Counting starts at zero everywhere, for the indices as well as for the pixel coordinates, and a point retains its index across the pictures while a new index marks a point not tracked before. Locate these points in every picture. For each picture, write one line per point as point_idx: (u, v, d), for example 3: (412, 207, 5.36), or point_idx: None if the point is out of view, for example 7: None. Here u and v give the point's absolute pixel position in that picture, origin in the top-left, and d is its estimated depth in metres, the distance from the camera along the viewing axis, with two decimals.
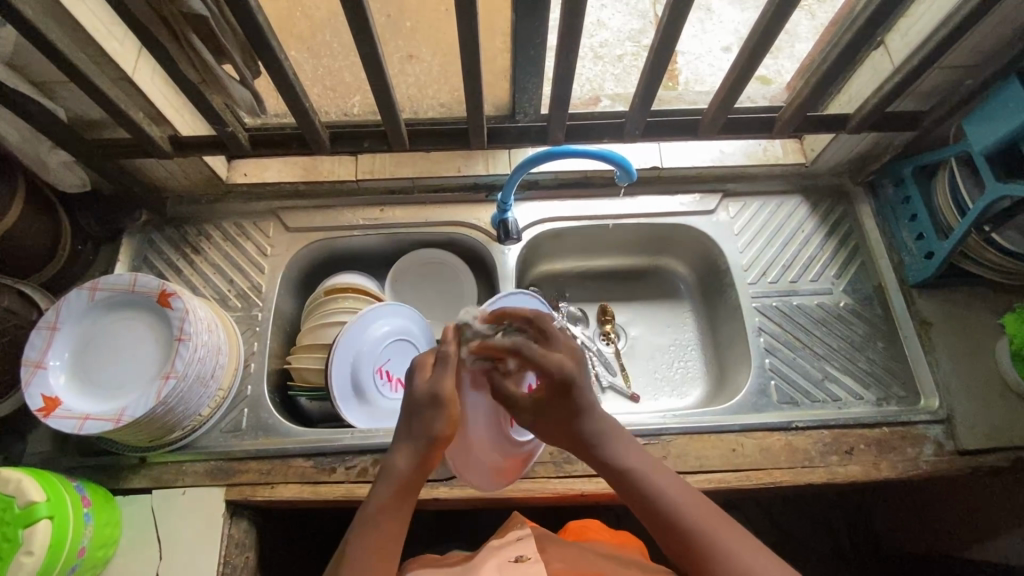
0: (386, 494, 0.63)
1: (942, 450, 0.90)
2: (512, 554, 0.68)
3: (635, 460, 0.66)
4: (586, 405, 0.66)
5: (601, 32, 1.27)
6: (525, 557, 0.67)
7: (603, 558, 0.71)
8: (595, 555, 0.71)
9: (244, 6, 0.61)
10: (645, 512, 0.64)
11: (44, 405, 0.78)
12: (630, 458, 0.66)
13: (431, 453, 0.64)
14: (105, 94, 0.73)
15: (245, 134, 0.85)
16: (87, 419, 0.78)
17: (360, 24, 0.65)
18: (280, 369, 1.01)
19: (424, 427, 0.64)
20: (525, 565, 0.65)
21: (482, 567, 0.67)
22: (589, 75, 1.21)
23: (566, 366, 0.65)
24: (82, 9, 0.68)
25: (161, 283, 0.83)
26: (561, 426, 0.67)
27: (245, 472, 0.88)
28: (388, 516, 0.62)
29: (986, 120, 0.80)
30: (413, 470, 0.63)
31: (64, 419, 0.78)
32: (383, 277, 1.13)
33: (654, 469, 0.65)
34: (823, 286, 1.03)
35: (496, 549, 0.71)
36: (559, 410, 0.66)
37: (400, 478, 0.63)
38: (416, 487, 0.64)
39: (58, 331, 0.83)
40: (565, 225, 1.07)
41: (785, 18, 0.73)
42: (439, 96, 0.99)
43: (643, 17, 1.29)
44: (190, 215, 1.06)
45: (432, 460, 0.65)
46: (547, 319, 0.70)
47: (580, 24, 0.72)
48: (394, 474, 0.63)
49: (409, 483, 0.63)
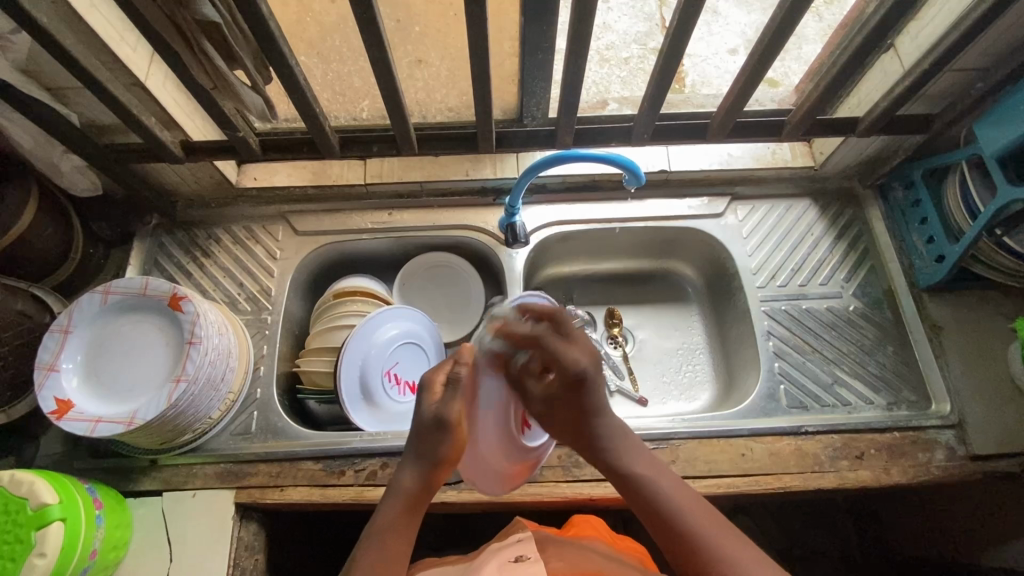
0: (398, 510, 0.67)
1: (954, 455, 0.90)
2: (514, 554, 0.68)
3: (635, 461, 0.71)
4: (597, 407, 0.75)
5: (607, 35, 1.27)
6: (526, 556, 0.67)
7: (603, 558, 0.72)
8: (599, 556, 0.72)
9: (258, 12, 0.61)
10: (638, 505, 0.68)
11: (57, 408, 0.79)
12: (633, 457, 0.71)
13: (437, 474, 0.69)
14: (118, 100, 0.74)
15: (255, 138, 0.85)
16: (99, 422, 0.78)
17: (372, 32, 0.65)
18: (289, 372, 1.01)
19: (430, 448, 0.69)
20: (526, 562, 0.66)
21: (483, 566, 0.67)
22: (596, 79, 1.21)
23: (581, 363, 0.75)
24: (96, 15, 0.69)
25: (173, 287, 0.84)
26: (564, 411, 0.76)
27: (254, 475, 0.88)
28: (399, 527, 0.65)
29: (997, 124, 0.80)
30: (420, 488, 0.68)
31: (75, 422, 0.78)
32: (390, 280, 1.14)
33: (653, 466, 0.70)
34: (832, 290, 1.03)
35: (498, 548, 0.72)
36: (569, 402, 0.75)
37: (413, 495, 0.68)
38: (426, 501, 0.69)
39: (71, 334, 0.84)
40: (573, 228, 1.08)
41: (796, 21, 0.72)
42: (447, 99, 0.98)
43: (648, 20, 1.29)
44: (200, 219, 1.06)
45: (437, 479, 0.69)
46: (563, 320, 0.78)
47: (589, 29, 0.72)
48: (403, 492, 0.68)
49: (416, 499, 0.68)
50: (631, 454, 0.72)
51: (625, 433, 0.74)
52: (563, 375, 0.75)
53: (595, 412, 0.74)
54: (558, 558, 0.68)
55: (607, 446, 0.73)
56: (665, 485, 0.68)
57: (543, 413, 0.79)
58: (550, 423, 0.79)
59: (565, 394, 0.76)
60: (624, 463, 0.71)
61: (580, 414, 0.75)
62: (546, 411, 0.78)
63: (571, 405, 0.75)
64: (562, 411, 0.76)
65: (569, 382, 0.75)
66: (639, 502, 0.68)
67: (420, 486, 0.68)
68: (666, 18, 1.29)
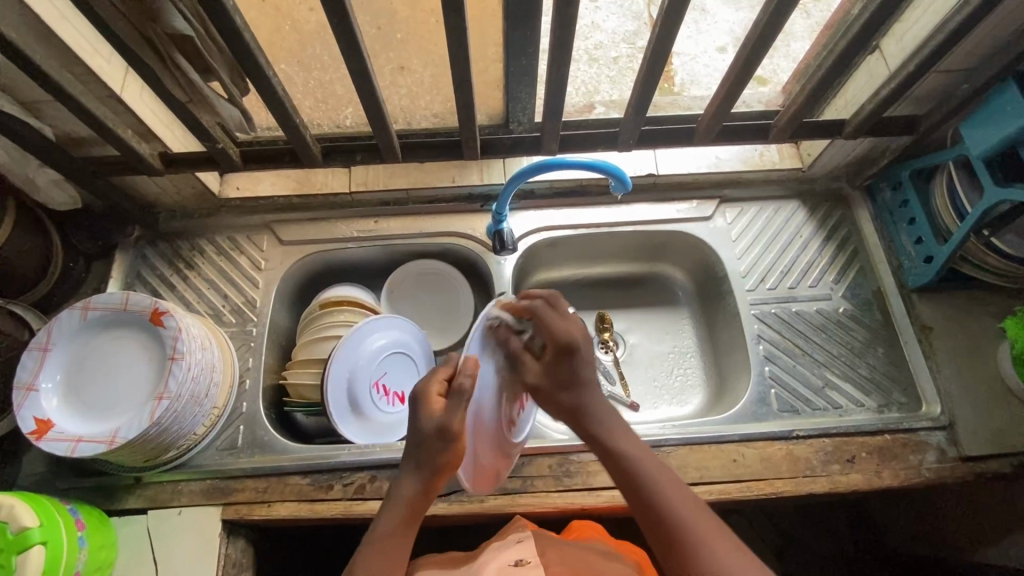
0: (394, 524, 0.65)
1: (945, 457, 0.90)
2: (514, 556, 0.69)
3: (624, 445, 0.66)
4: (585, 379, 0.69)
5: (596, 34, 1.26)
6: (526, 560, 0.68)
7: (602, 556, 0.73)
8: (597, 555, 0.73)
9: (232, 24, 0.59)
10: (628, 486, 0.64)
11: (36, 429, 0.77)
12: (618, 439, 0.67)
13: (436, 483, 0.66)
14: (92, 113, 0.72)
15: (236, 150, 0.84)
16: (80, 442, 0.77)
17: (349, 42, 0.64)
18: (275, 384, 1.00)
19: (428, 457, 0.65)
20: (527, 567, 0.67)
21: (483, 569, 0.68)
22: (585, 78, 1.20)
23: (574, 334, 0.70)
24: (68, 27, 0.67)
25: (153, 301, 0.83)
26: (563, 377, 0.69)
27: (241, 491, 0.87)
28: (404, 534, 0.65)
29: (984, 125, 0.79)
30: (419, 498, 0.66)
31: (55, 442, 0.77)
32: (378, 288, 1.13)
33: (639, 452, 0.66)
34: (821, 292, 1.03)
35: (497, 548, 0.73)
36: (559, 373, 0.69)
37: (410, 508, 0.66)
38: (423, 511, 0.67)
39: (49, 351, 0.82)
40: (562, 233, 1.07)
41: (780, 24, 0.71)
42: (432, 107, 0.95)
43: (637, 18, 1.28)
44: (183, 230, 1.05)
45: (436, 487, 0.67)
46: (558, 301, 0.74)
47: (570, 37, 0.71)
48: (403, 503, 0.66)
49: (415, 511, 0.66)
50: (614, 435, 0.67)
51: (610, 412, 0.69)
52: (558, 343, 0.69)
53: (581, 387, 0.69)
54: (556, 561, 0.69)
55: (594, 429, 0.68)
56: (655, 476, 0.64)
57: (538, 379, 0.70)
58: (544, 393, 0.69)
59: (560, 361, 0.69)
60: (610, 438, 0.67)
61: (572, 384, 0.69)
62: (542, 389, 0.69)
63: (569, 368, 0.69)
64: (560, 377, 0.69)
65: (562, 350, 0.69)
66: (625, 481, 0.64)
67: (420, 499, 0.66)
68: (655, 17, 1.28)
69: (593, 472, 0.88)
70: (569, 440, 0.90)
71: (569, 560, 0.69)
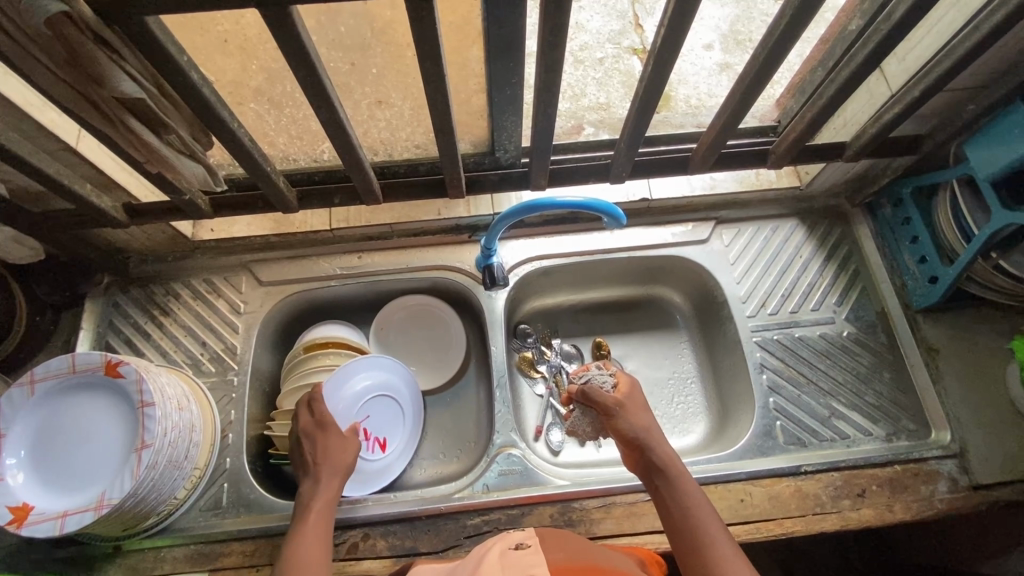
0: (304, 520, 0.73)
1: (956, 487, 0.87)
2: (511, 542, 0.58)
3: (673, 468, 0.70)
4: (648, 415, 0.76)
5: (581, 35, 1.21)
6: (527, 544, 0.57)
7: (605, 549, 0.64)
8: (601, 546, 0.63)
9: (188, 83, 0.54)
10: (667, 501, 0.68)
11: (13, 517, 0.72)
12: (671, 460, 0.71)
13: (323, 479, 0.78)
14: (45, 172, 0.67)
15: (204, 198, 0.79)
16: (66, 516, 0.72)
17: (318, 92, 0.59)
18: (259, 435, 0.95)
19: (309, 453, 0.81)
20: (524, 551, 0.54)
21: (478, 560, 0.57)
22: (570, 82, 1.16)
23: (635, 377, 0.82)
24: (13, 83, 0.61)
25: (103, 355, 0.76)
26: (638, 407, 0.77)
27: (228, 555, 0.83)
28: (316, 532, 0.72)
29: (992, 145, 0.75)
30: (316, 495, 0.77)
31: (40, 524, 0.72)
32: (364, 323, 1.08)
33: (684, 476, 0.70)
34: (824, 315, 0.99)
35: (490, 544, 0.61)
36: (634, 397, 0.78)
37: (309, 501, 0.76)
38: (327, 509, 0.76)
39: (6, 436, 0.76)
40: (553, 262, 1.03)
41: (778, 65, 0.67)
42: (414, 138, 0.89)
43: (622, 18, 1.23)
44: (157, 274, 1.00)
45: (330, 485, 0.78)
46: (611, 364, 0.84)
47: (556, 80, 0.66)
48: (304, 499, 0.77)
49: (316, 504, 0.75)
50: (668, 456, 0.72)
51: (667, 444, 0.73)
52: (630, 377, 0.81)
53: (645, 418, 0.75)
54: (559, 545, 0.57)
55: (649, 452, 0.72)
56: (690, 494, 0.68)
57: (620, 405, 0.76)
58: (622, 417, 0.75)
59: (633, 389, 0.79)
60: (662, 461, 0.71)
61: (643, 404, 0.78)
62: (625, 404, 0.76)
63: (644, 402, 0.78)
64: (635, 407, 0.77)
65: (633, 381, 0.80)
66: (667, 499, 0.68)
67: (318, 488, 0.77)
68: (640, 16, 1.23)
69: (597, 519, 0.85)
70: (569, 487, 0.86)
71: (570, 546, 0.58)
